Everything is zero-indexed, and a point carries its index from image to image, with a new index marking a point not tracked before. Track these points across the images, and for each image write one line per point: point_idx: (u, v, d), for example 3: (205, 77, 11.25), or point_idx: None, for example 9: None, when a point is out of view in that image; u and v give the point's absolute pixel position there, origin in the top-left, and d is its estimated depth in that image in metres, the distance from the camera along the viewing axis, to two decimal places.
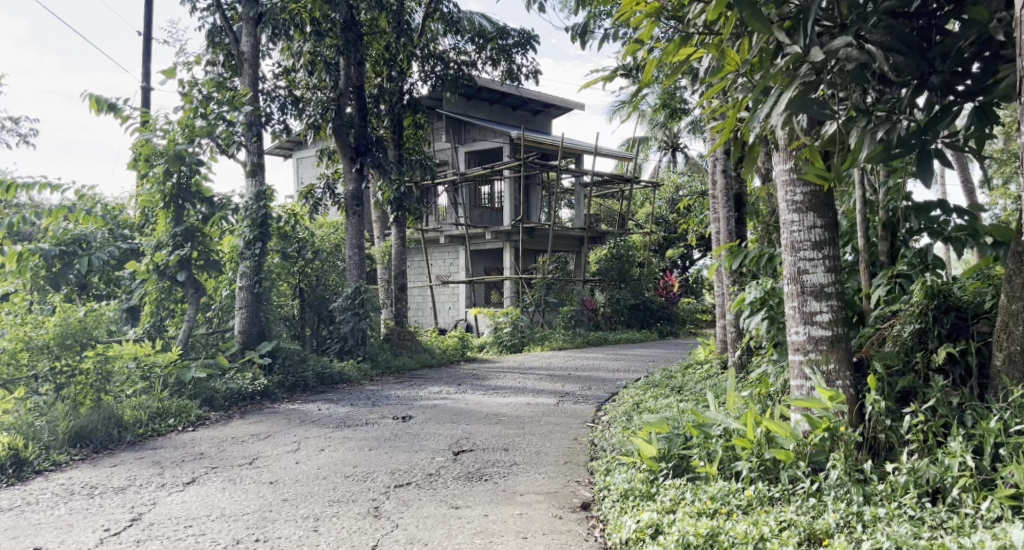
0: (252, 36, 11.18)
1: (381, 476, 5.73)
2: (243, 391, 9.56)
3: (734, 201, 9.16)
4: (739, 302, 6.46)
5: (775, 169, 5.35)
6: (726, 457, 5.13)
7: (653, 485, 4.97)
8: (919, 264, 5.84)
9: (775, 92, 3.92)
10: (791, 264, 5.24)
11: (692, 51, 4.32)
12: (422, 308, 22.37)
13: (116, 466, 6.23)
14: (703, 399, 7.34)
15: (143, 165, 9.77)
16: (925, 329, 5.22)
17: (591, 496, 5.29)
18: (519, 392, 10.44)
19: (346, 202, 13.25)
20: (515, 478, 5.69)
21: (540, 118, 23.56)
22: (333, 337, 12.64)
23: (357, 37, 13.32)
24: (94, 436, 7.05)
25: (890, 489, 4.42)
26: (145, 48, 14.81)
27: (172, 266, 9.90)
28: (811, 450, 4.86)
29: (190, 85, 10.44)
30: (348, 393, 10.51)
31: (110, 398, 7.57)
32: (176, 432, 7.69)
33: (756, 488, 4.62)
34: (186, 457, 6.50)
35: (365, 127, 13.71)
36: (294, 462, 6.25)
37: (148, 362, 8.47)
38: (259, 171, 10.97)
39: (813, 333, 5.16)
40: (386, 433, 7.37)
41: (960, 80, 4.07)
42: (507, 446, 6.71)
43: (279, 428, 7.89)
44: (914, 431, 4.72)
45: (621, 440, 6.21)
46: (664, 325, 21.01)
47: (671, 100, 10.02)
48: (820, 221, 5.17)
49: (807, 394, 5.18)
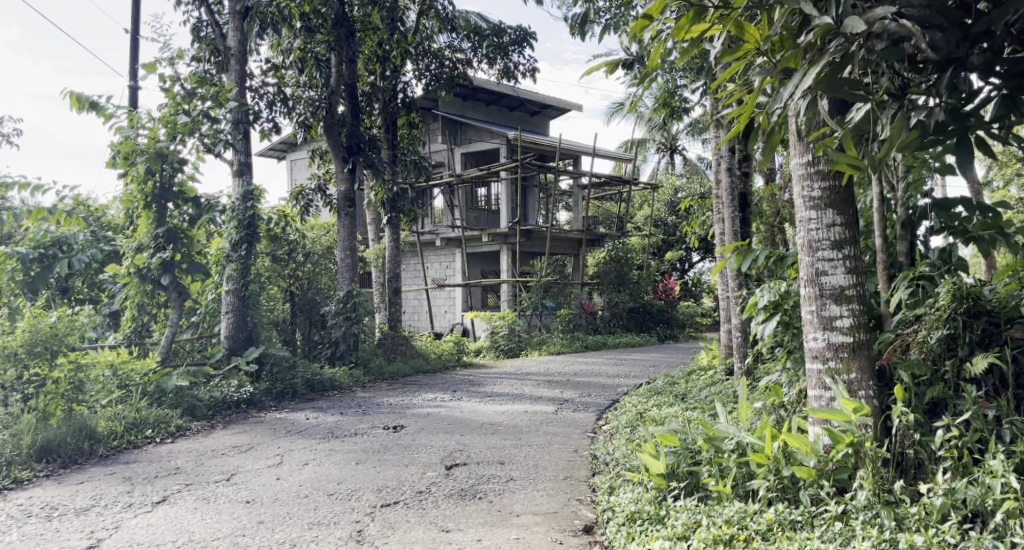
0: (240, 30, 10.84)
1: (367, 494, 5.33)
2: (227, 400, 9.14)
3: (743, 200, 8.67)
4: (751, 307, 5.99)
5: (791, 162, 4.95)
6: (741, 474, 4.73)
7: (663, 506, 4.58)
8: (941, 266, 5.40)
9: (801, 73, 3.56)
10: (809, 265, 4.85)
11: (707, 27, 3.89)
12: (418, 312, 22.03)
13: (83, 483, 5.81)
14: (710, 409, 6.97)
15: (123, 163, 9.32)
16: (954, 334, 4.82)
17: (594, 518, 4.89)
18: (517, 400, 10.03)
19: (339, 203, 12.85)
20: (512, 496, 5.29)
21: (538, 120, 23.21)
22: (324, 342, 12.25)
23: (349, 34, 12.62)
24: (62, 449, 6.63)
25: (924, 513, 4.01)
26: (132, 47, 14.42)
27: (154, 269, 9.49)
28: (834, 467, 4.47)
29: (172, 80, 10.07)
30: (338, 401, 10.10)
31: (82, 408, 7.17)
32: (153, 445, 7.26)
33: (776, 511, 4.23)
34: (160, 472, 6.09)
35: (357, 126, 13.23)
36: (275, 478, 5.84)
37: (126, 370, 8.06)
38: (246, 171, 10.57)
39: (833, 340, 4.75)
40: (376, 445, 6.98)
41: (1002, 61, 3.57)
42: (502, 459, 6.32)
43: (262, 439, 7.48)
44: (947, 448, 4.33)
45: (625, 453, 5.80)
46: (664, 329, 20.60)
47: (673, 98, 9.67)
48: (840, 218, 4.76)
49: (827, 405, 4.77)
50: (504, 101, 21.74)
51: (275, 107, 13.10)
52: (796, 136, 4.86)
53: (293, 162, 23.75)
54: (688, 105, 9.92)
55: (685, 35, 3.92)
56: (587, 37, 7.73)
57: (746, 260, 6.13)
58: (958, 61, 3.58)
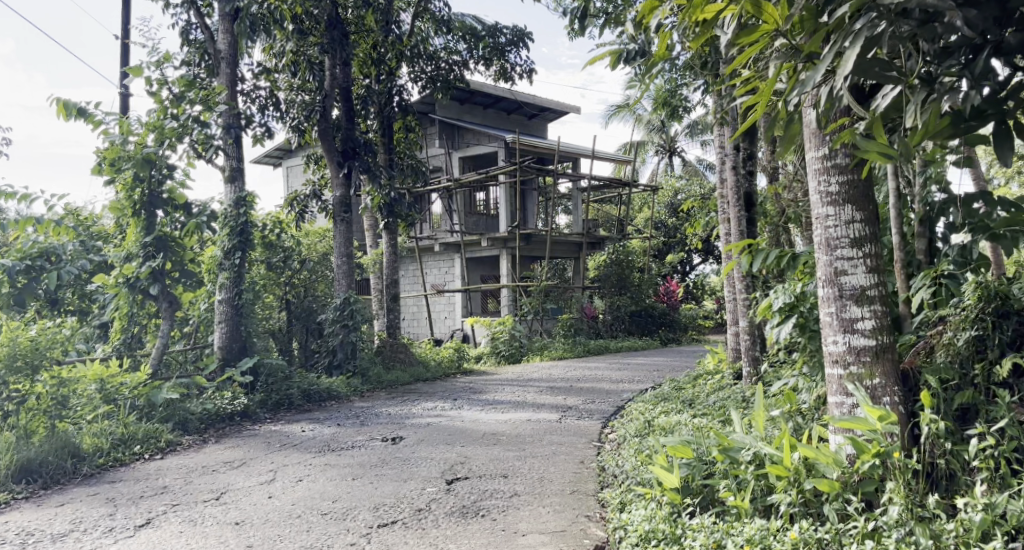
0: (230, 32, 10.51)
1: (364, 513, 5.05)
2: (221, 413, 8.82)
3: (746, 201, 8.41)
4: (764, 310, 5.68)
5: (806, 156, 4.67)
6: (759, 487, 4.44)
7: (678, 525, 4.30)
8: (963, 263, 5.20)
9: (828, 52, 3.27)
10: (827, 265, 4.56)
11: (721, 7, 3.60)
12: (418, 318, 21.78)
13: (63, 505, 5.53)
14: (722, 416, 6.67)
15: (109, 169, 9.02)
16: (982, 335, 4.57)
17: (605, 537, 4.61)
18: (519, 407, 9.74)
19: (334, 209, 12.41)
20: (516, 513, 5.00)
21: (536, 122, 23.00)
22: (321, 351, 11.92)
23: (343, 35, 12.52)
24: (43, 469, 6.33)
25: (963, 530, 3.72)
26: (121, 53, 14.14)
27: (144, 279, 9.13)
28: (858, 479, 4.18)
29: (159, 84, 9.77)
30: (335, 412, 9.80)
31: (66, 425, 6.89)
32: (141, 461, 6.98)
33: (801, 529, 3.94)
34: (146, 492, 5.80)
35: (352, 130, 13.01)
36: (267, 496, 5.55)
37: (114, 384, 7.76)
38: (238, 176, 10.23)
39: (854, 343, 4.47)
40: (373, 459, 6.69)
41: None
42: (506, 472, 6.03)
43: (255, 453, 7.18)
44: (982, 458, 4.07)
45: (635, 466, 5.51)
46: (667, 332, 20.29)
47: (673, 97, 9.44)
48: (859, 214, 4.49)
49: (849, 413, 4.48)
50: (501, 104, 21.51)
51: (267, 111, 12.83)
52: (812, 128, 4.59)
53: (289, 168, 23.49)
54: (689, 104, 9.67)
55: (697, 16, 3.72)
56: (586, 31, 7.41)
57: (756, 261, 5.78)
58: (994, 41, 3.25)
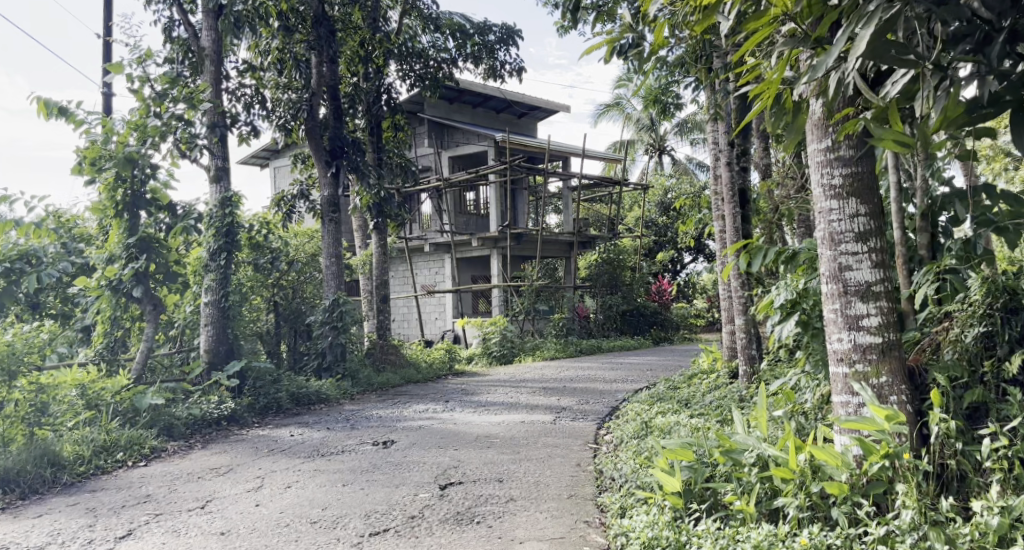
0: (213, 29, 10.28)
1: (354, 521, 4.87)
2: (208, 418, 8.61)
3: (741, 198, 8.25)
4: (765, 307, 5.51)
5: (807, 148, 4.52)
6: (765, 491, 4.28)
7: (682, 531, 4.15)
8: (966, 258, 4.98)
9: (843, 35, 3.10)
10: (831, 260, 4.41)
11: None
12: (408, 320, 21.63)
13: (41, 517, 5.32)
14: (721, 417, 6.52)
15: (89, 169, 8.79)
16: (990, 332, 4.44)
17: (605, 543, 4.46)
18: (511, 409, 9.57)
19: (322, 209, 12.19)
20: (511, 520, 4.83)
21: (524, 121, 22.87)
22: (310, 353, 11.74)
23: (330, 33, 12.18)
24: (22, 478, 6.12)
25: (979, 534, 3.60)
26: (104, 51, 13.91)
27: (126, 281, 8.92)
28: (867, 481, 4.03)
29: (141, 82, 9.56)
30: (324, 416, 9.60)
31: (45, 432, 6.68)
32: (124, 469, 6.77)
33: (810, 534, 3.79)
34: (129, 501, 5.61)
35: (340, 129, 12.63)
36: (254, 504, 5.36)
37: (96, 389, 7.56)
38: (224, 176, 10.03)
39: (859, 341, 4.31)
40: (363, 464, 6.50)
41: None
42: (501, 477, 5.85)
43: (243, 459, 6.99)
44: (995, 459, 3.94)
45: (634, 469, 5.35)
46: (658, 331, 20.18)
47: (664, 94, 9.32)
48: (864, 207, 4.34)
49: (854, 413, 4.32)
50: (489, 103, 21.34)
51: (253, 110, 12.63)
52: (815, 118, 4.43)
53: (276, 169, 23.26)
54: (680, 101, 9.56)
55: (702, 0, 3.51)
56: (578, 24, 7.26)
57: (756, 259, 5.59)
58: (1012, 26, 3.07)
